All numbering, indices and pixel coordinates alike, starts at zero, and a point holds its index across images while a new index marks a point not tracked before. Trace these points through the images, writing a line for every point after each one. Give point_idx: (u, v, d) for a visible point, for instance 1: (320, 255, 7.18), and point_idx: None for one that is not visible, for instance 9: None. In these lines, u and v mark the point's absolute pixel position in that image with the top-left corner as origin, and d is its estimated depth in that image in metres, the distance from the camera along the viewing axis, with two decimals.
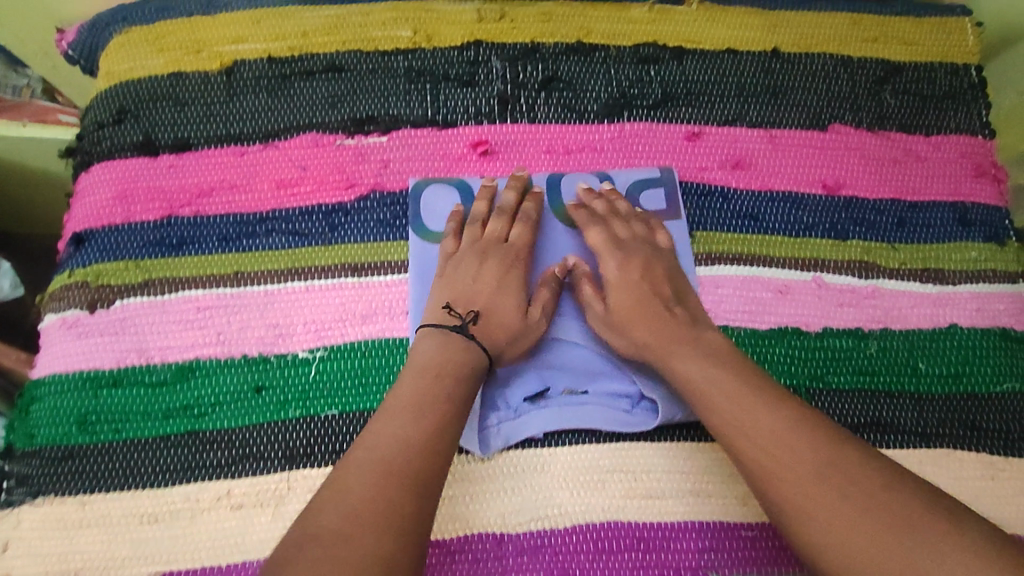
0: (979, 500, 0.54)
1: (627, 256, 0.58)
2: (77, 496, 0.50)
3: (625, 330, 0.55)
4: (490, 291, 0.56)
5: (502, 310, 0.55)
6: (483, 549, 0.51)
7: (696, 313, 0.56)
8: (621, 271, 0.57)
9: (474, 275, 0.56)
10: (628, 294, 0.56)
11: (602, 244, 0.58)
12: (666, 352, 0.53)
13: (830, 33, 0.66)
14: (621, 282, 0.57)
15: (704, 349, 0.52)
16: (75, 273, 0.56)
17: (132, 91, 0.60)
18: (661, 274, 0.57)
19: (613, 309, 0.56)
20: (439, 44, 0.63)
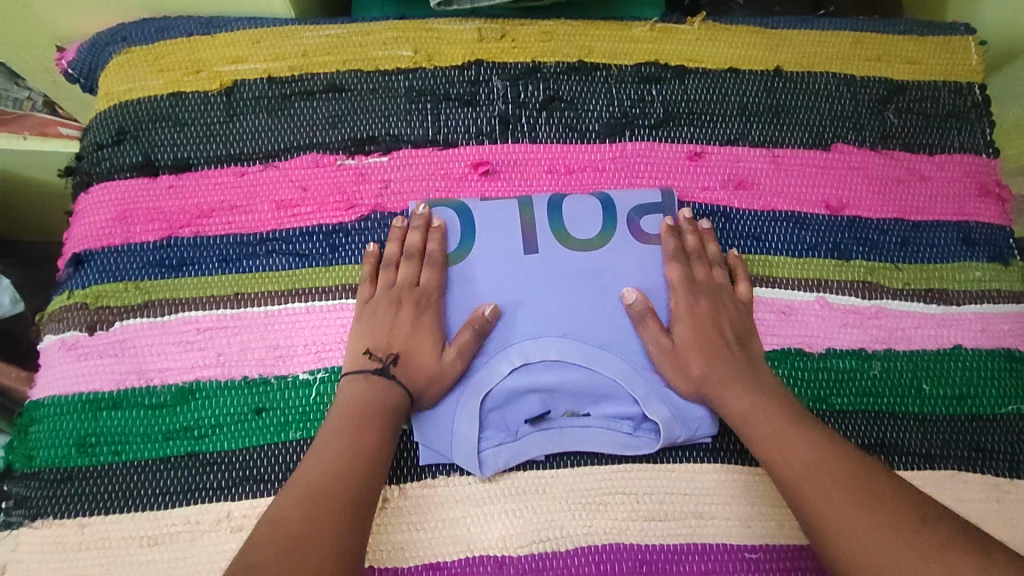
0: (983, 522, 0.54)
1: (700, 296, 0.57)
2: (76, 519, 0.50)
3: (686, 369, 0.55)
4: (403, 335, 0.54)
5: (414, 355, 0.54)
6: (484, 571, 0.51)
7: (756, 361, 0.55)
8: (693, 311, 0.56)
9: (387, 320, 0.55)
10: (698, 335, 0.56)
11: (677, 281, 0.57)
12: (729, 399, 0.53)
13: (832, 51, 0.66)
14: (693, 322, 0.56)
15: (775, 401, 0.52)
16: (74, 294, 0.56)
17: (132, 112, 0.60)
18: (730, 319, 0.57)
19: (679, 348, 0.55)
20: (440, 64, 0.63)
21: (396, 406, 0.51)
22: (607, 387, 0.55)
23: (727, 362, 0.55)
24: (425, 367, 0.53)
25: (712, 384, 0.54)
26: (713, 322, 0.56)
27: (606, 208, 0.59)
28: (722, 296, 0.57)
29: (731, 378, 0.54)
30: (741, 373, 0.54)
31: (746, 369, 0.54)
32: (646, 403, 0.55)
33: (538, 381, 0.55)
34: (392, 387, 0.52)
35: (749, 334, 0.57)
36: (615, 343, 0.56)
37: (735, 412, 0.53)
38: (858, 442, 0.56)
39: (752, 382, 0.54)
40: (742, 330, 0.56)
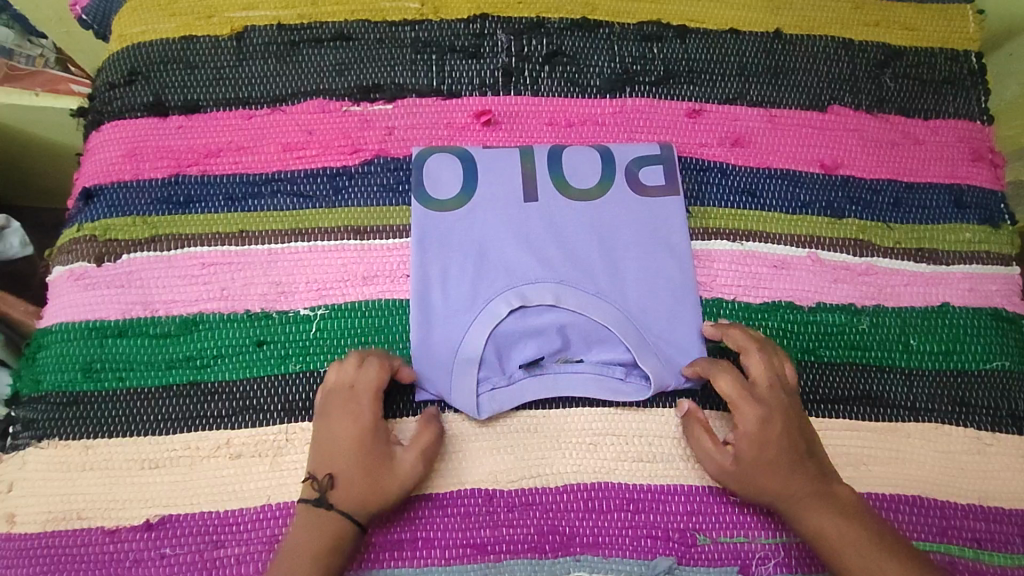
0: (964, 473, 0.56)
1: (769, 409, 0.51)
2: (81, 440, 0.52)
3: (762, 490, 0.51)
4: (342, 447, 0.49)
5: (362, 466, 0.49)
6: (474, 504, 0.52)
7: (822, 464, 0.52)
8: (761, 425, 0.51)
9: (336, 435, 0.50)
10: (766, 451, 0.50)
11: (735, 394, 0.52)
12: (807, 517, 0.50)
13: (831, 16, 0.67)
14: (761, 438, 0.51)
15: (852, 518, 0.49)
16: (83, 228, 0.57)
17: (144, 54, 0.62)
18: (796, 428, 0.51)
19: (753, 475, 0.51)
20: (446, 16, 0.64)
21: (354, 533, 0.48)
22: (600, 333, 0.56)
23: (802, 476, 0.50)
24: (377, 481, 0.49)
25: (792, 501, 0.50)
26: (784, 436, 0.51)
27: (605, 160, 0.61)
28: (786, 401, 0.52)
29: (809, 496, 0.50)
30: (818, 487, 0.50)
31: (818, 479, 0.50)
32: (638, 349, 0.55)
33: (532, 325, 0.56)
34: (344, 511, 0.48)
35: (812, 434, 0.52)
36: (610, 290, 0.57)
37: (815, 533, 0.49)
38: (844, 393, 0.57)
39: (831, 497, 0.50)
40: (807, 432, 0.52)
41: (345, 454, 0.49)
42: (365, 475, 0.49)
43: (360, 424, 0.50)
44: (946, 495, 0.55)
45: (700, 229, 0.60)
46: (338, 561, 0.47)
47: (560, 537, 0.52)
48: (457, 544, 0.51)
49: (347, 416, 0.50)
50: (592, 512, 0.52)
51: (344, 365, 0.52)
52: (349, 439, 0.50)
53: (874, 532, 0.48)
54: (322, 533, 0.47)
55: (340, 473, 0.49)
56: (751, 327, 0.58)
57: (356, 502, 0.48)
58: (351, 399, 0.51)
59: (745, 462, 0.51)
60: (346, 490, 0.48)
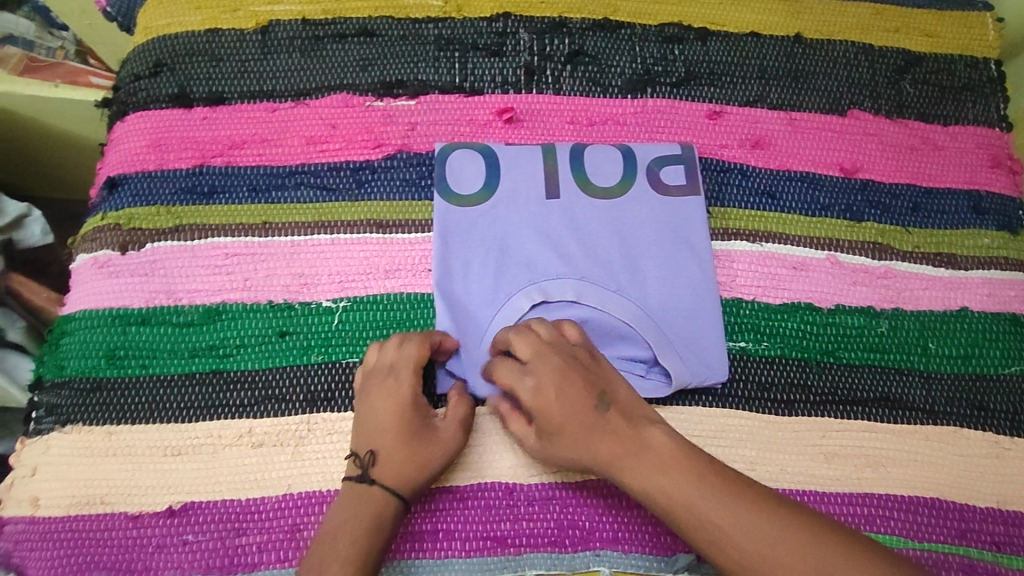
0: (982, 477, 0.56)
1: (546, 372, 0.49)
2: (104, 426, 0.52)
3: (588, 455, 0.47)
4: (383, 424, 0.50)
5: (402, 439, 0.49)
6: (495, 497, 0.52)
7: (637, 418, 0.48)
8: (550, 388, 0.48)
9: (375, 413, 0.50)
10: (542, 421, 0.48)
11: (510, 370, 0.50)
12: (625, 476, 0.46)
13: (851, 21, 0.68)
14: (534, 409, 0.49)
15: (672, 473, 0.45)
16: (108, 216, 0.58)
17: (170, 46, 0.62)
18: (582, 385, 0.48)
19: (562, 438, 0.48)
20: (469, 15, 0.64)
21: (395, 507, 0.48)
22: (622, 330, 0.56)
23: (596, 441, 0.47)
24: (417, 453, 0.49)
25: (605, 461, 0.47)
26: (566, 399, 0.48)
27: (627, 159, 0.61)
28: (559, 362, 0.49)
29: (620, 453, 0.46)
30: (625, 441, 0.47)
31: (626, 435, 0.47)
32: (659, 346, 0.55)
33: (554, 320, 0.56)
34: (385, 485, 0.48)
35: (617, 391, 0.49)
36: (631, 289, 0.57)
37: (640, 493, 0.46)
38: (862, 395, 0.57)
39: (639, 451, 0.46)
40: (600, 386, 0.49)
41: (387, 430, 0.50)
42: (405, 449, 0.49)
43: (399, 400, 0.50)
44: (964, 498, 0.55)
45: (720, 229, 0.61)
46: (382, 538, 0.47)
47: (579, 531, 0.52)
48: (477, 537, 0.51)
49: (386, 394, 0.50)
50: (612, 507, 0.53)
51: (382, 346, 0.52)
52: (389, 415, 0.50)
53: (738, 490, 0.44)
54: (368, 509, 0.47)
55: (382, 450, 0.49)
56: (770, 327, 0.58)
57: (400, 477, 0.48)
58: (389, 378, 0.51)
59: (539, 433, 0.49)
60: (389, 466, 0.48)
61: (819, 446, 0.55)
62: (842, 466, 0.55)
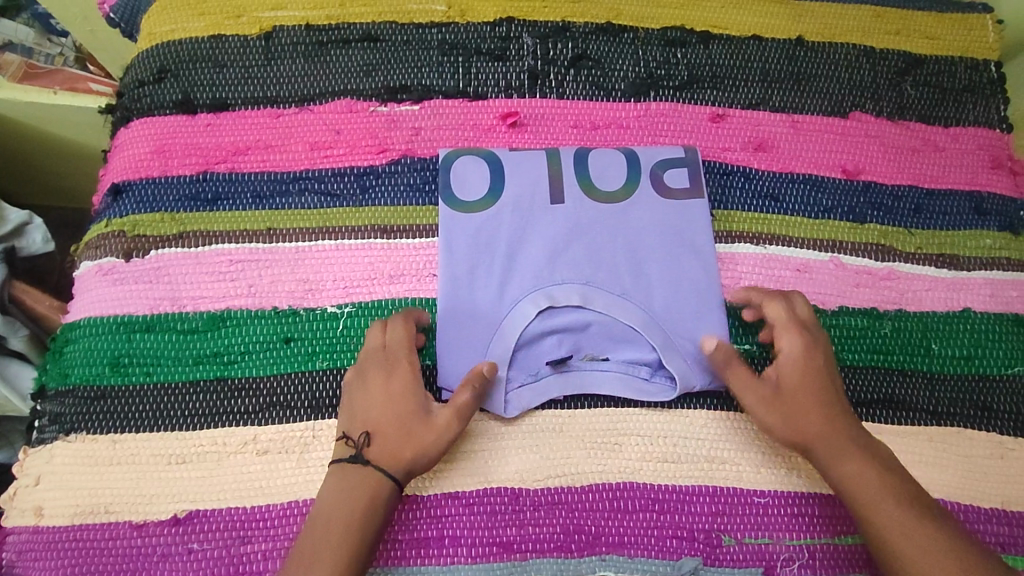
0: (987, 478, 0.56)
1: (812, 340, 0.54)
2: (108, 434, 0.52)
3: (802, 419, 0.51)
4: (376, 408, 0.50)
5: (395, 421, 0.50)
6: (500, 502, 0.52)
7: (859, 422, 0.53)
8: (803, 359, 0.53)
9: (366, 397, 0.51)
10: (815, 377, 0.52)
11: (784, 327, 0.54)
12: (848, 459, 0.50)
13: (852, 24, 0.68)
14: (807, 366, 0.53)
15: (888, 470, 0.49)
16: (112, 223, 0.57)
17: (173, 52, 0.62)
18: (836, 371, 0.53)
19: (806, 408, 0.51)
20: (473, 20, 0.64)
21: (387, 492, 0.48)
22: (627, 333, 0.56)
23: (838, 420, 0.51)
24: (412, 433, 0.49)
25: (834, 439, 0.50)
26: (824, 369, 0.53)
27: (631, 163, 0.61)
28: (828, 340, 0.55)
29: (851, 436, 0.51)
30: (856, 430, 0.51)
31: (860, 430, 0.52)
32: (664, 349, 0.55)
33: (559, 324, 0.56)
34: (379, 468, 0.48)
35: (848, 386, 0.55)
36: (637, 292, 0.57)
37: (847, 478, 0.49)
38: (867, 396, 0.57)
39: (868, 445, 0.51)
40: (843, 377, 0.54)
41: (377, 415, 0.50)
42: (397, 432, 0.49)
43: (393, 384, 0.51)
44: (970, 499, 0.55)
45: (724, 232, 0.61)
46: (375, 525, 0.47)
47: (585, 536, 0.52)
48: (484, 543, 0.51)
49: (380, 377, 0.51)
50: (618, 512, 0.52)
51: (369, 333, 0.53)
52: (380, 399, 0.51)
53: (921, 506, 0.48)
54: (361, 494, 0.47)
55: (373, 432, 0.50)
56: None
57: (393, 462, 0.49)
58: (381, 361, 0.52)
59: (781, 387, 0.52)
60: (382, 451, 0.49)
61: None
62: None
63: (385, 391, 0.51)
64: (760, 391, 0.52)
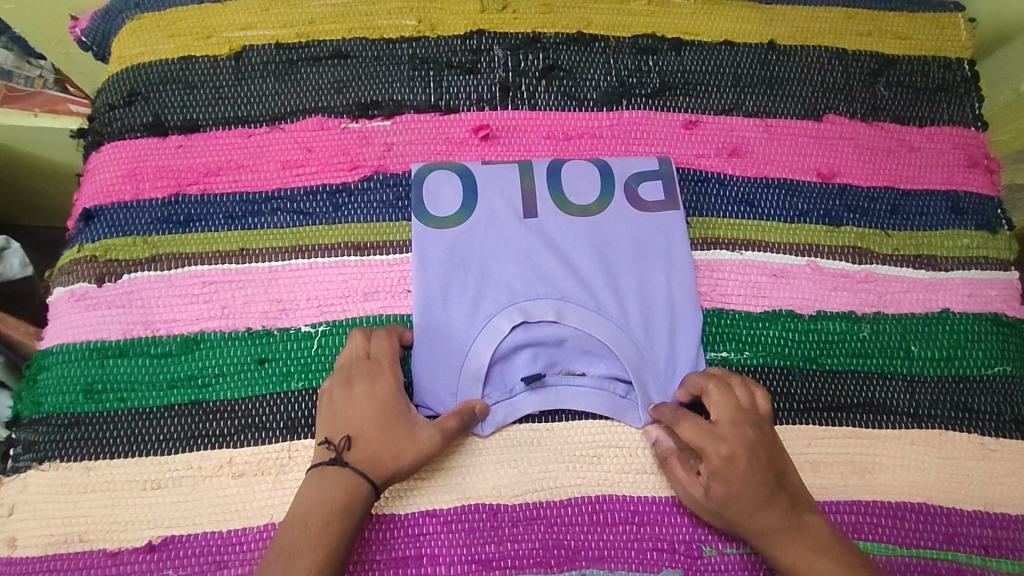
0: (970, 480, 0.56)
1: (737, 446, 0.49)
2: (82, 461, 0.52)
3: (741, 523, 0.49)
4: (360, 413, 0.50)
5: (380, 425, 0.49)
6: (479, 519, 0.52)
7: (800, 497, 0.50)
8: (726, 472, 0.49)
9: (347, 403, 0.51)
10: (742, 487, 0.48)
11: (700, 433, 0.50)
12: (781, 555, 0.48)
13: (824, 26, 0.68)
14: (732, 480, 0.49)
15: (827, 552, 0.47)
16: (84, 248, 0.57)
17: (143, 75, 0.62)
18: (766, 462, 0.49)
19: (736, 515, 0.49)
20: (443, 33, 0.64)
21: (366, 493, 0.48)
22: (601, 349, 0.56)
23: (774, 514, 0.48)
24: (394, 441, 0.49)
25: (768, 535, 0.49)
26: (753, 473, 0.49)
27: (604, 175, 0.61)
28: (755, 438, 0.49)
29: (784, 530, 0.48)
30: (791, 520, 0.48)
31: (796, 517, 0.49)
32: (639, 364, 0.56)
33: (534, 341, 0.56)
34: (359, 471, 0.48)
35: (787, 464, 0.50)
36: (611, 304, 0.57)
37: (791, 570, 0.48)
38: (846, 401, 0.57)
39: (803, 533, 0.48)
40: (779, 461, 0.50)
41: (360, 420, 0.50)
42: (380, 437, 0.49)
43: (377, 391, 0.51)
44: (953, 502, 0.55)
45: (700, 239, 0.61)
46: (353, 524, 0.47)
47: (565, 551, 0.51)
48: (462, 560, 0.51)
49: (364, 383, 0.51)
50: (597, 525, 0.52)
51: (350, 341, 0.53)
52: (362, 404, 0.50)
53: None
54: (339, 493, 0.47)
55: (354, 438, 0.49)
56: (752, 335, 0.58)
57: (373, 466, 0.48)
58: (364, 367, 0.52)
59: (715, 495, 0.49)
60: (362, 456, 0.49)
61: (806, 454, 0.55)
62: (829, 474, 0.55)
63: (368, 397, 0.51)
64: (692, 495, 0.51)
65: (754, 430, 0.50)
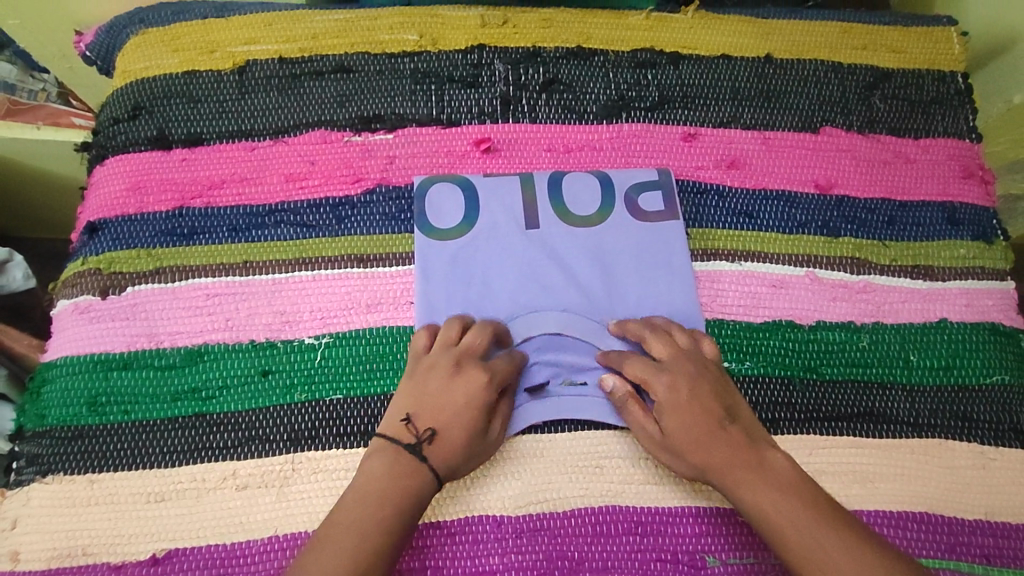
0: (970, 488, 0.56)
1: (678, 378, 0.52)
2: (85, 474, 0.52)
3: (699, 462, 0.50)
4: (449, 409, 0.50)
5: (469, 427, 0.50)
6: (483, 531, 0.52)
7: (758, 438, 0.50)
8: (671, 403, 0.51)
9: (438, 394, 0.50)
10: (688, 418, 0.50)
11: (644, 367, 0.53)
12: (734, 486, 0.48)
13: (820, 40, 0.69)
14: (679, 410, 0.51)
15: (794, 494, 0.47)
16: (88, 260, 0.58)
17: (147, 89, 0.63)
18: (711, 394, 0.51)
19: (691, 450, 0.50)
20: (444, 48, 0.65)
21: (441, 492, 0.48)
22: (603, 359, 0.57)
23: (727, 449, 0.49)
24: (475, 450, 0.51)
25: (726, 473, 0.49)
26: (697, 402, 0.51)
27: (605, 186, 0.62)
28: (696, 370, 0.52)
29: (741, 467, 0.48)
30: (748, 456, 0.49)
31: (751, 452, 0.49)
32: None
33: (536, 352, 0.57)
34: (438, 471, 0.48)
35: (739, 403, 0.52)
36: (613, 316, 0.58)
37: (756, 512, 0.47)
38: (847, 411, 0.57)
39: (764, 471, 0.48)
40: (728, 398, 0.52)
41: (446, 418, 0.50)
42: (467, 444, 0.50)
43: (475, 394, 0.51)
44: (954, 511, 0.55)
45: (700, 250, 0.61)
46: (420, 516, 0.47)
47: (569, 562, 0.51)
48: (467, 572, 0.51)
49: (464, 376, 0.51)
50: (601, 536, 0.52)
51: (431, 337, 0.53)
52: (466, 396, 0.50)
53: (839, 524, 0.45)
54: (415, 485, 0.47)
55: (439, 433, 0.49)
56: (753, 345, 0.59)
57: (453, 468, 0.49)
58: (479, 368, 0.52)
59: (669, 431, 0.51)
60: (447, 455, 0.49)
61: (808, 464, 0.55)
62: (831, 484, 0.55)
63: (461, 396, 0.50)
64: (649, 437, 0.52)
65: (703, 366, 0.53)
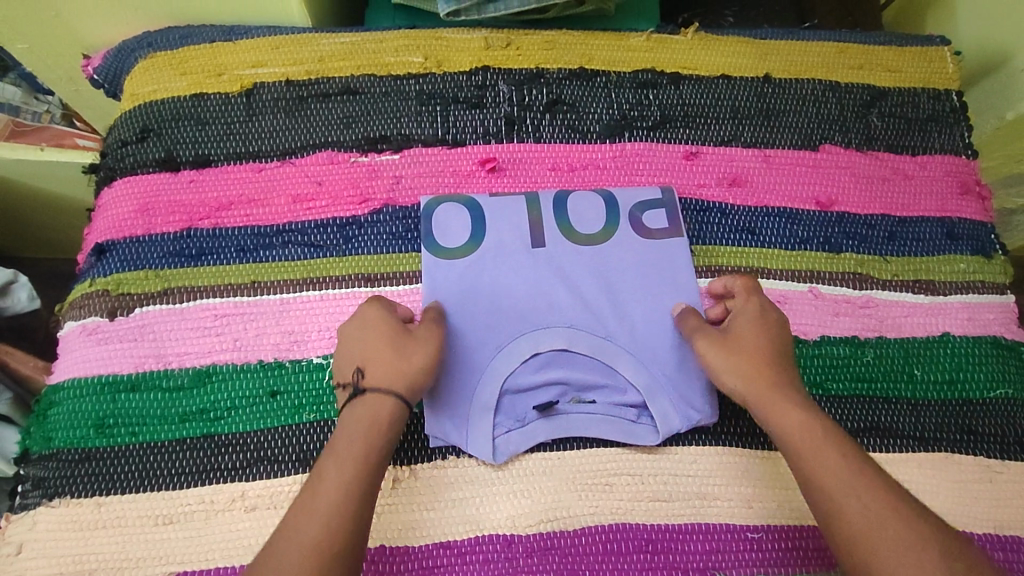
0: (978, 502, 0.56)
1: (773, 311, 0.55)
2: (92, 497, 0.51)
3: (760, 364, 0.51)
4: (364, 349, 0.51)
5: (383, 347, 0.50)
6: (493, 550, 0.52)
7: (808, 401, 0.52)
8: (759, 320, 0.54)
9: (352, 347, 0.52)
10: (770, 336, 0.53)
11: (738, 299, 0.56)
12: (776, 418, 0.49)
13: (817, 60, 0.70)
14: (761, 326, 0.54)
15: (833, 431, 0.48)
16: (96, 282, 0.58)
17: (156, 112, 0.63)
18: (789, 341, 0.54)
19: (758, 354, 0.52)
20: (450, 69, 0.66)
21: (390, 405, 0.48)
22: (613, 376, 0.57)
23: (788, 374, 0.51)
24: (402, 359, 0.50)
25: (777, 388, 0.50)
26: (778, 331, 0.54)
27: (610, 205, 0.63)
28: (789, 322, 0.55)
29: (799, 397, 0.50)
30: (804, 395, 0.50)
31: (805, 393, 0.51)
32: (649, 390, 0.56)
33: (545, 370, 0.57)
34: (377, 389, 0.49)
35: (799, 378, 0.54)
36: (621, 332, 0.58)
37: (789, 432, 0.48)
38: (854, 425, 0.58)
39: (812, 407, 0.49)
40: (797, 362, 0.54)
41: (365, 354, 0.51)
42: (389, 355, 0.50)
43: (382, 326, 0.52)
44: (963, 524, 0.55)
45: (704, 267, 0.62)
46: (385, 439, 0.47)
47: None
48: None
49: (360, 327, 0.52)
50: (612, 554, 0.52)
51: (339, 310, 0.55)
52: (373, 337, 0.51)
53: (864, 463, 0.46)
54: (367, 414, 0.48)
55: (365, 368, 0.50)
56: None
57: (390, 378, 0.49)
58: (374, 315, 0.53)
59: (744, 334, 0.53)
60: (380, 375, 0.49)
61: None
62: None
63: (370, 334, 0.51)
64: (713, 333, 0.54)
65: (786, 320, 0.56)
